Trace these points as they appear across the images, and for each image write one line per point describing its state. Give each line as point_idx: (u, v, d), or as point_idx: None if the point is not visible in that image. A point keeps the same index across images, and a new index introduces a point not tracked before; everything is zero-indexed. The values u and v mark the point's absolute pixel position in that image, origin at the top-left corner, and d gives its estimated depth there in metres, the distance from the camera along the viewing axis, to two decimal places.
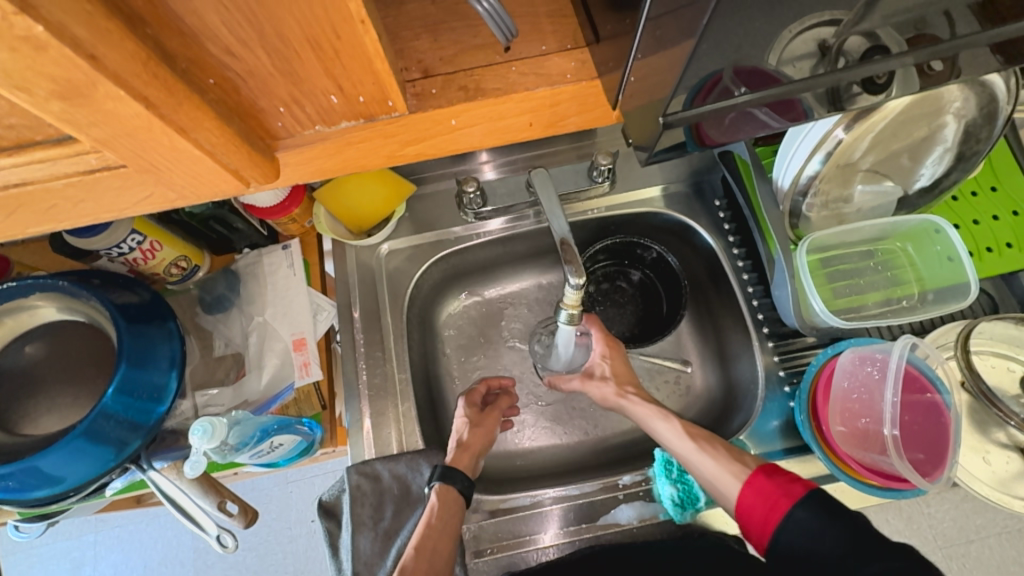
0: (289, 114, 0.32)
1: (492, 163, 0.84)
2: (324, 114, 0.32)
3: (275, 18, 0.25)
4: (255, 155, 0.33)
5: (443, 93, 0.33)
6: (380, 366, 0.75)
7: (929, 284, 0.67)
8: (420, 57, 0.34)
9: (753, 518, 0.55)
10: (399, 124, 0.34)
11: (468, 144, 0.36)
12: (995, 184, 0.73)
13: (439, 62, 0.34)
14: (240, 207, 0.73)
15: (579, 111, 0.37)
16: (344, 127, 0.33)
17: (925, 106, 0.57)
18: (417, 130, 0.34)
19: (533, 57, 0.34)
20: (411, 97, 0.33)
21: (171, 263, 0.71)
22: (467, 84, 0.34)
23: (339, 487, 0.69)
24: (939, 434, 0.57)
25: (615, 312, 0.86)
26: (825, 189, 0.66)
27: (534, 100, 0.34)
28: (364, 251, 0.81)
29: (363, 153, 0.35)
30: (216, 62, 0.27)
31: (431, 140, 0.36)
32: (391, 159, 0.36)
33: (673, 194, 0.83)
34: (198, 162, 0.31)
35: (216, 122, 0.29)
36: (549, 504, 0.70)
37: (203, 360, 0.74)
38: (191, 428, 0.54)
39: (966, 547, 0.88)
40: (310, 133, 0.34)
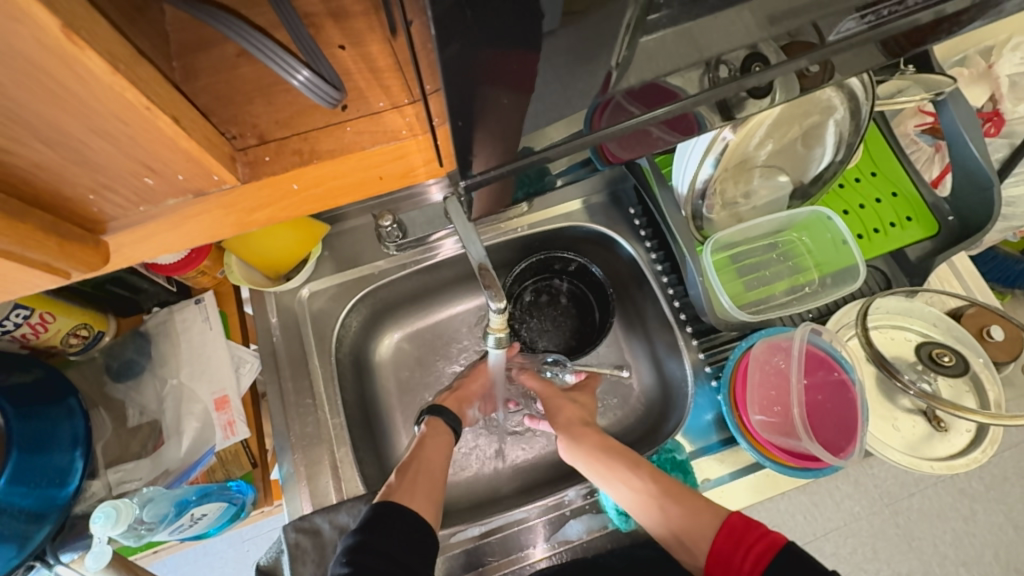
0: (102, 199, 0.31)
1: (440, 184, 0.82)
2: (144, 194, 0.31)
3: (40, 111, 0.23)
4: (72, 245, 0.31)
5: (277, 159, 0.32)
6: (311, 416, 0.73)
7: (826, 269, 0.72)
8: (254, 121, 0.33)
9: (730, 571, 0.55)
10: (238, 194, 0.33)
11: (317, 203, 0.36)
12: (875, 170, 0.80)
13: (274, 125, 0.33)
14: (141, 268, 0.69)
15: (426, 162, 0.36)
16: (173, 203, 0.32)
17: (797, 105, 0.62)
18: (258, 197, 0.33)
19: (368, 115, 0.34)
20: (241, 167, 0.32)
21: (70, 333, 0.67)
22: (301, 147, 0.33)
23: (277, 548, 0.66)
24: (848, 412, 0.61)
25: (549, 326, 0.86)
26: (722, 188, 0.71)
27: (372, 157, 0.34)
28: (285, 295, 0.78)
29: (205, 225, 0.34)
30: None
31: (279, 204, 0.34)
32: (240, 228, 0.35)
33: (593, 206, 0.86)
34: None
35: (10, 220, 0.27)
36: (535, 518, 0.69)
37: (116, 432, 0.69)
38: (91, 515, 0.49)
39: (907, 503, 0.94)
40: (138, 213, 0.33)
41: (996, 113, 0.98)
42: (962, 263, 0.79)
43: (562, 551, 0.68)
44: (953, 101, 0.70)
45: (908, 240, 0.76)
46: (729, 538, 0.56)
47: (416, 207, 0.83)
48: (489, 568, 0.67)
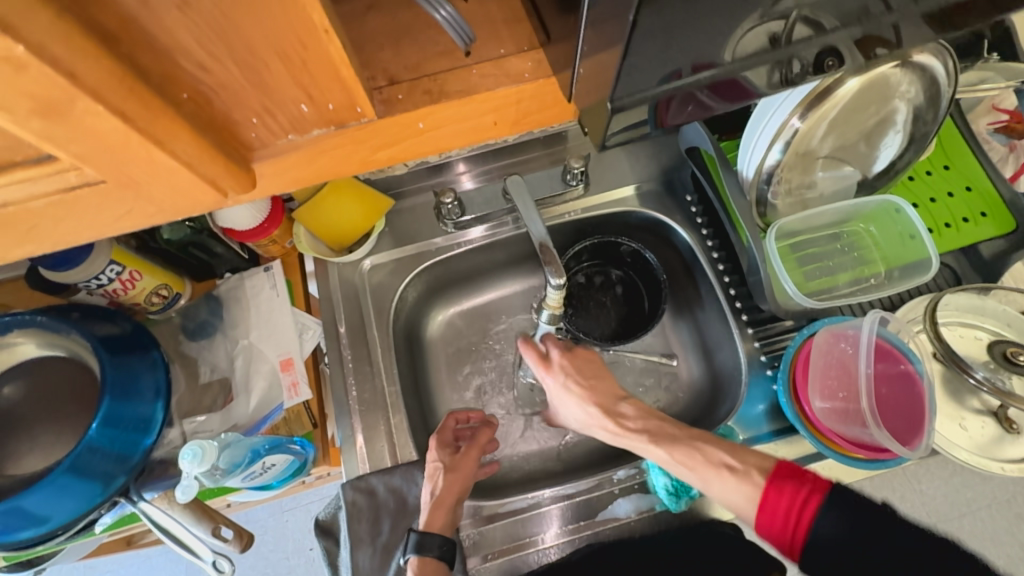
0: (263, 124, 0.33)
1: (469, 173, 0.86)
2: (296, 123, 0.33)
3: (241, 26, 0.26)
4: (231, 166, 0.34)
5: (410, 98, 0.35)
6: (368, 382, 0.75)
7: (894, 262, 0.70)
8: (385, 66, 0.35)
9: (777, 517, 0.51)
10: (369, 130, 0.35)
11: (436, 146, 0.37)
12: (947, 163, 0.77)
13: (404, 69, 0.35)
14: (218, 232, 0.73)
15: (542, 109, 0.38)
16: (317, 135, 0.34)
17: (875, 91, 0.60)
18: (385, 137, 0.35)
19: (493, 60, 0.36)
20: (378, 104, 0.34)
21: (152, 292, 0.71)
22: (431, 88, 0.35)
23: (335, 505, 0.69)
24: (915, 409, 0.59)
25: (596, 309, 0.87)
26: (787, 176, 0.69)
27: (496, 99, 0.35)
28: (346, 267, 0.81)
29: (336, 160, 0.36)
30: (189, 76, 0.28)
31: (403, 144, 0.36)
32: (364, 165, 0.37)
33: (646, 193, 0.86)
34: (176, 173, 0.31)
35: (192, 133, 0.30)
36: (549, 504, 0.70)
37: (189, 387, 0.73)
38: (181, 452, 0.53)
39: (958, 521, 0.91)
40: (283, 142, 0.35)
41: None
42: None
43: (608, 528, 0.68)
44: None
45: (983, 236, 0.73)
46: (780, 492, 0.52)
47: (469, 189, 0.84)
48: (530, 542, 0.69)
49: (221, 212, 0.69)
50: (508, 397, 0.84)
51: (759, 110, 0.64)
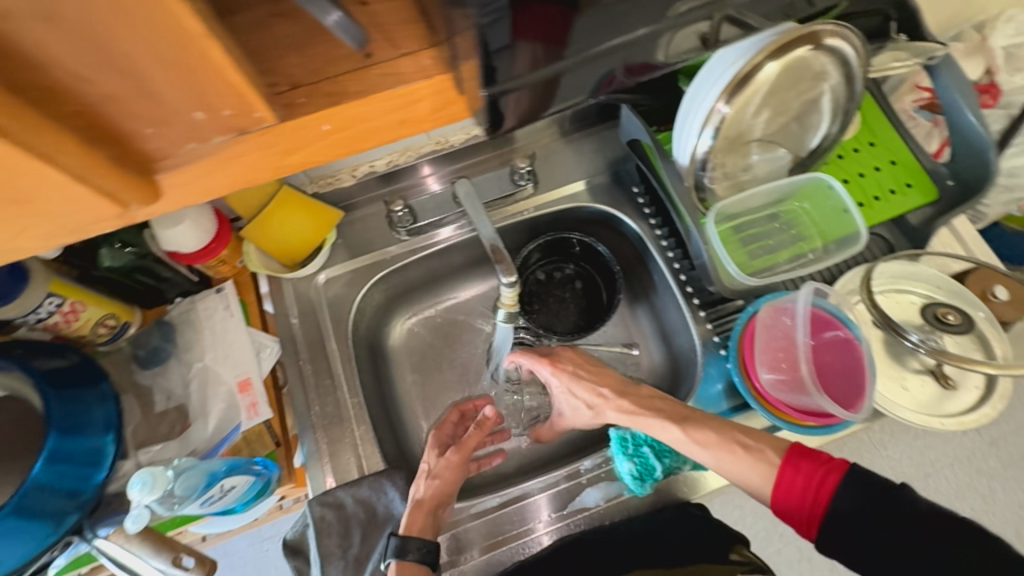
0: (160, 134, 0.33)
1: (435, 175, 0.86)
2: (196, 131, 0.34)
3: (119, 34, 0.26)
4: (130, 178, 0.34)
5: (310, 101, 0.35)
6: (331, 396, 0.74)
7: (829, 236, 0.73)
8: (289, 72, 0.36)
9: (793, 502, 0.54)
10: (274, 135, 0.35)
11: (347, 147, 0.38)
12: (873, 140, 0.82)
13: (305, 74, 0.36)
14: (164, 257, 0.72)
15: (446, 105, 0.38)
16: (220, 141, 0.35)
17: (796, 73, 0.63)
18: (289, 139, 0.36)
19: (391, 60, 0.36)
20: (279, 108, 0.35)
21: (98, 322, 0.69)
22: (332, 90, 0.35)
23: (303, 523, 0.68)
24: (857, 373, 0.63)
25: (556, 305, 0.89)
26: (722, 162, 0.71)
27: (397, 98, 0.36)
28: (301, 283, 0.80)
29: (247, 166, 0.37)
30: (75, 90, 0.29)
31: (311, 147, 0.37)
32: (278, 170, 0.38)
33: (595, 186, 0.87)
34: (68, 188, 0.31)
35: (79, 147, 0.30)
36: (536, 493, 0.71)
37: (144, 417, 0.71)
38: (130, 481, 0.53)
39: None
40: (186, 152, 0.35)
41: (992, 84, 1.06)
42: (964, 229, 0.80)
43: (578, 518, 0.69)
44: (944, 66, 0.73)
45: (909, 206, 0.77)
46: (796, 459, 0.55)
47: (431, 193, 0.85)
48: (508, 537, 0.69)
49: (163, 235, 0.67)
50: None
51: (687, 98, 0.65)
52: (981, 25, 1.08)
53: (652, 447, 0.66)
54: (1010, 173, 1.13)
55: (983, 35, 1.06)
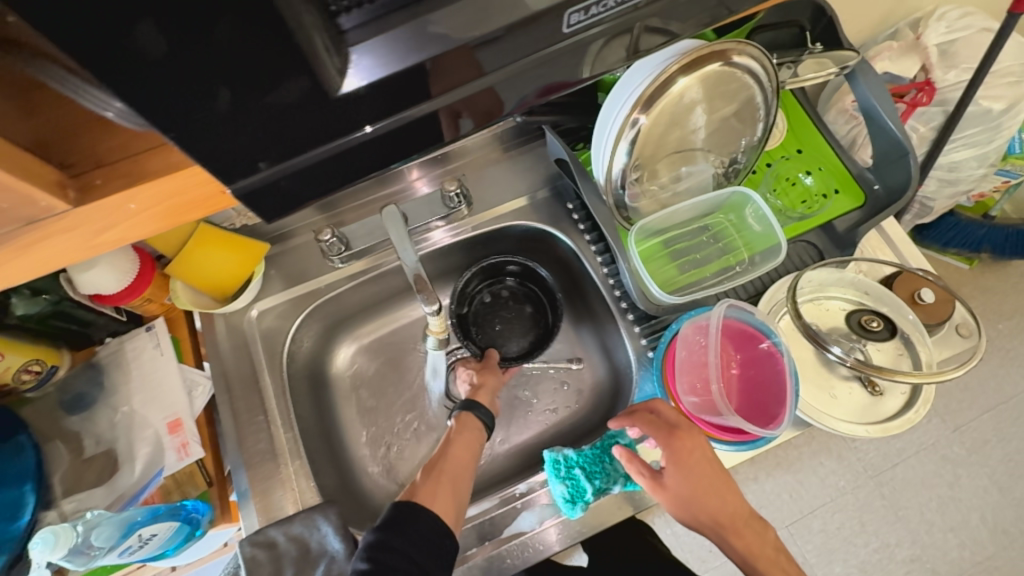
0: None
1: (512, 149, 0.90)
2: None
3: None
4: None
5: (105, 184, 0.32)
6: (262, 432, 0.73)
7: (754, 247, 0.74)
8: (89, 155, 0.33)
9: None
10: (75, 219, 0.32)
11: (161, 223, 0.35)
12: (800, 147, 0.81)
13: (103, 158, 0.32)
14: (85, 301, 0.70)
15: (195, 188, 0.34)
16: (6, 232, 0.31)
17: (710, 87, 0.63)
18: (90, 221, 0.33)
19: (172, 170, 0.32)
20: (72, 193, 0.31)
21: (21, 369, 0.68)
22: (129, 170, 0.32)
23: (235, 563, 0.67)
24: (774, 380, 0.64)
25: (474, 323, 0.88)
26: (641, 177, 0.70)
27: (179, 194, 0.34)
28: (233, 316, 0.79)
29: (59, 249, 0.33)
30: None
31: (115, 229, 0.34)
32: (94, 249, 0.35)
33: (536, 202, 0.88)
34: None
35: None
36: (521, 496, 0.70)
37: (72, 464, 0.70)
38: (30, 541, 0.50)
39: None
40: None
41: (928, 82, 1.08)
42: (892, 231, 0.80)
43: (514, 543, 0.68)
44: (861, 73, 0.72)
45: (834, 212, 0.77)
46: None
47: (480, 178, 0.89)
48: (496, 542, 0.68)
49: (78, 281, 0.66)
50: (418, 422, 0.84)
51: (603, 114, 0.66)
52: (914, 23, 1.08)
53: (584, 468, 0.66)
54: (951, 167, 1.15)
55: (918, 34, 1.06)
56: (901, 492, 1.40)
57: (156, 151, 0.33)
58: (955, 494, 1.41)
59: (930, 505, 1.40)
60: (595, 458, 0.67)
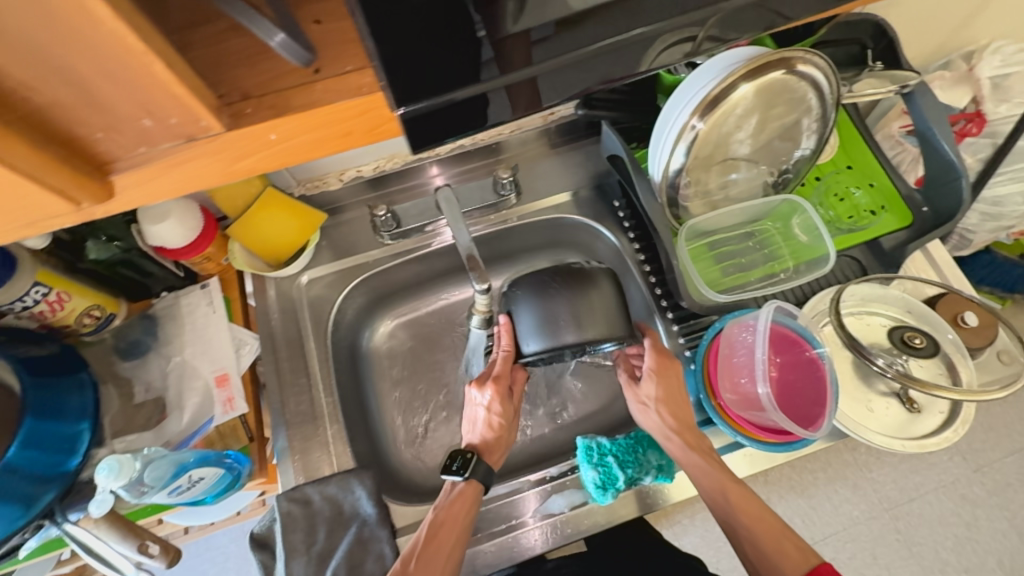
0: (111, 139, 0.26)
1: (562, 144, 0.92)
2: (135, 136, 0.26)
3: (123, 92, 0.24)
4: (78, 173, 0.26)
5: (259, 112, 0.28)
6: (306, 394, 0.76)
7: (800, 256, 0.75)
8: (240, 82, 0.29)
9: None
10: (221, 146, 0.28)
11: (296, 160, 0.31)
12: (849, 165, 0.82)
13: (256, 86, 0.29)
14: (151, 252, 0.74)
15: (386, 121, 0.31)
16: (166, 148, 0.27)
17: (768, 95, 0.64)
18: (235, 150, 0.28)
19: (342, 84, 0.29)
20: (225, 118, 0.28)
21: (83, 313, 0.71)
22: (280, 102, 0.29)
23: (270, 517, 0.69)
24: (817, 387, 0.65)
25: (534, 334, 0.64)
26: (694, 179, 0.71)
27: (341, 118, 0.30)
28: (284, 281, 0.82)
29: (194, 177, 0.29)
30: (19, 100, 0.22)
31: (257, 160, 0.30)
32: (226, 179, 0.30)
33: (581, 199, 0.90)
34: (28, 193, 0.25)
35: (46, 160, 0.24)
36: (527, 489, 0.71)
37: (122, 408, 0.73)
38: (97, 466, 0.53)
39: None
40: (131, 154, 0.27)
41: (978, 113, 1.08)
42: (937, 253, 0.81)
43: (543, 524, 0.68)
44: (920, 93, 0.73)
45: (881, 229, 0.77)
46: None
47: (529, 171, 0.91)
48: (497, 532, 0.69)
49: (149, 232, 0.69)
50: (450, 403, 0.85)
51: (663, 117, 0.68)
52: (968, 55, 1.09)
53: (616, 456, 0.67)
54: (995, 201, 1.14)
55: (971, 66, 1.07)
56: (916, 528, 1.37)
57: (311, 88, 0.29)
58: (972, 535, 1.38)
59: (945, 544, 1.38)
60: (628, 448, 0.68)
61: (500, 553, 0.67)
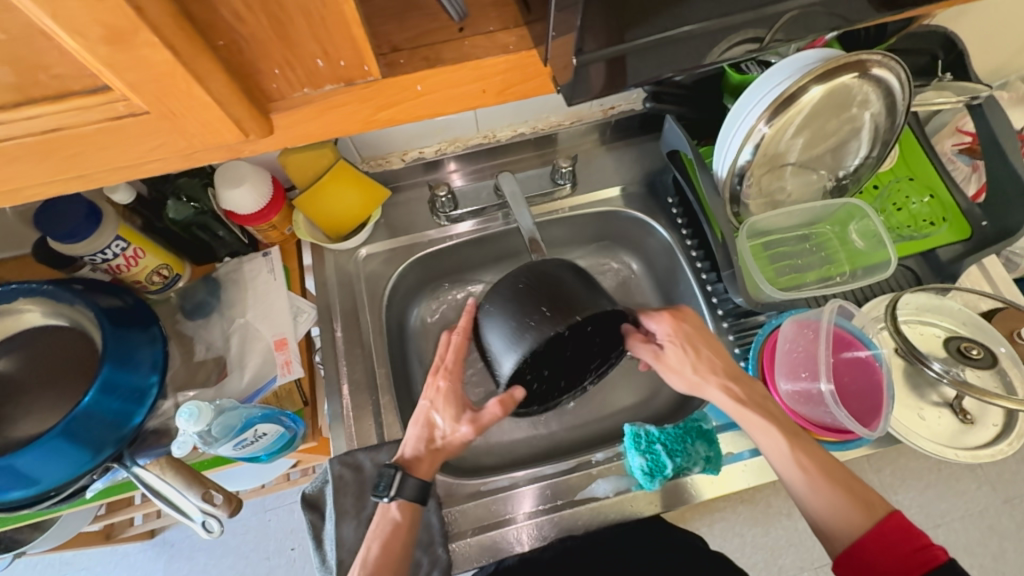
0: (283, 77, 0.30)
1: (620, 139, 0.93)
2: (310, 78, 0.30)
3: (305, 25, 0.27)
4: (255, 110, 0.30)
5: (409, 62, 0.32)
6: (360, 363, 0.78)
7: (858, 261, 0.75)
8: (389, 37, 0.32)
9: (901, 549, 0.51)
10: (373, 90, 0.32)
11: (433, 112, 0.34)
12: (911, 175, 0.81)
13: (405, 40, 0.33)
14: (222, 215, 0.76)
15: (524, 80, 0.34)
16: (329, 89, 0.31)
17: (835, 100, 0.64)
18: (382, 97, 0.32)
19: (484, 36, 0.33)
20: (381, 66, 0.31)
21: (153, 271, 0.74)
22: (429, 54, 0.32)
23: (322, 479, 0.71)
24: (874, 387, 0.65)
25: (507, 348, 0.58)
26: (758, 178, 0.72)
27: (484, 69, 0.33)
28: (342, 255, 0.84)
29: (340, 120, 0.33)
30: (226, 26, 0.26)
31: (399, 108, 0.33)
32: (366, 126, 0.34)
33: (630, 194, 0.90)
34: (206, 112, 0.28)
35: (228, 78, 0.28)
36: (521, 485, 0.71)
37: (184, 364, 0.75)
38: (179, 410, 0.55)
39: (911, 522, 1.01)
40: (297, 96, 0.31)
41: None
42: (994, 269, 0.81)
43: (586, 507, 0.70)
44: (989, 107, 0.73)
45: (940, 241, 0.76)
46: (851, 556, 0.53)
47: (585, 163, 0.91)
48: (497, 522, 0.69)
49: (225, 195, 0.72)
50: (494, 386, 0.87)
51: (730, 119, 0.68)
52: None
53: (666, 445, 0.68)
54: None
55: None
56: None
57: (454, 43, 0.32)
58: None
59: None
60: (677, 437, 0.69)
61: (496, 545, 0.68)
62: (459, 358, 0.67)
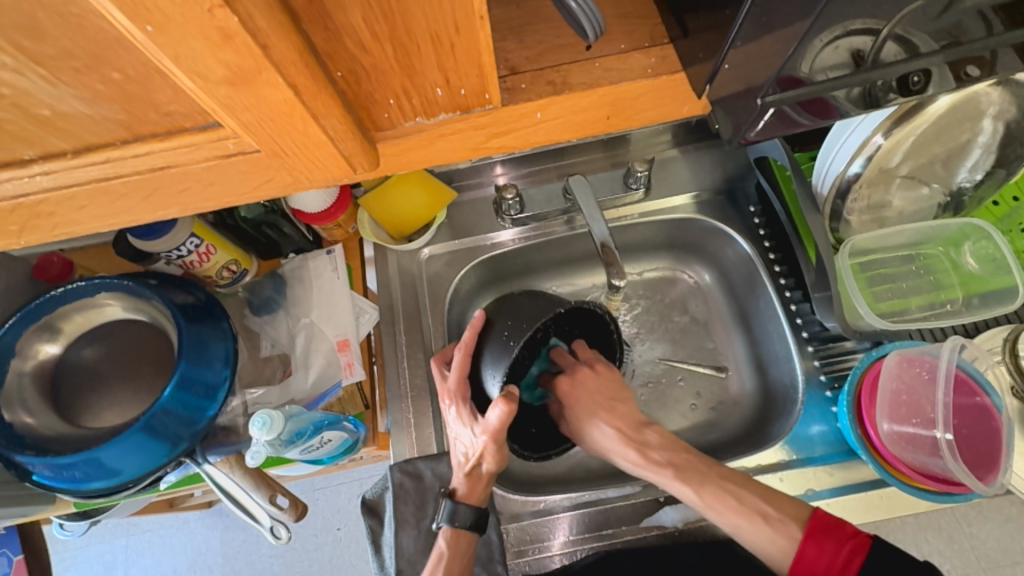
0: (397, 106, 0.32)
1: (698, 139, 0.86)
2: (427, 106, 0.32)
3: (425, 52, 0.28)
4: (365, 143, 0.33)
5: (532, 87, 0.34)
6: (421, 368, 0.76)
7: (973, 287, 0.68)
8: (507, 56, 0.35)
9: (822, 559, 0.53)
10: (489, 117, 0.34)
11: (545, 137, 0.37)
12: None
13: (525, 60, 0.35)
14: (290, 212, 0.76)
15: (657, 105, 0.37)
16: (442, 118, 0.33)
17: (963, 112, 0.55)
18: (499, 123, 0.35)
19: (614, 55, 0.35)
20: (502, 92, 0.34)
21: (223, 266, 0.74)
22: (555, 78, 0.34)
23: (382, 486, 0.70)
24: (991, 438, 0.59)
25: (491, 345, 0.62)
26: (867, 193, 0.65)
27: (616, 94, 0.35)
28: (405, 256, 0.82)
29: (452, 146, 0.35)
30: (348, 56, 0.27)
31: (515, 133, 0.36)
32: (475, 152, 0.36)
33: (704, 201, 0.83)
34: (319, 148, 0.31)
35: (343, 112, 0.30)
36: (561, 511, 0.68)
37: (252, 359, 0.76)
38: (252, 419, 0.56)
39: (1012, 568, 0.92)
40: (408, 125, 0.34)
41: None
42: None
43: (651, 535, 0.67)
44: None
45: None
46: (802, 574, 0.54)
47: (659, 166, 0.85)
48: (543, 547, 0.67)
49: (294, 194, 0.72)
50: None
51: (834, 134, 0.62)
52: None
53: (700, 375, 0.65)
54: None
55: None
56: None
57: (582, 63, 0.35)
58: None
59: None
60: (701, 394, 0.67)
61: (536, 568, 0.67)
62: (462, 377, 0.62)
